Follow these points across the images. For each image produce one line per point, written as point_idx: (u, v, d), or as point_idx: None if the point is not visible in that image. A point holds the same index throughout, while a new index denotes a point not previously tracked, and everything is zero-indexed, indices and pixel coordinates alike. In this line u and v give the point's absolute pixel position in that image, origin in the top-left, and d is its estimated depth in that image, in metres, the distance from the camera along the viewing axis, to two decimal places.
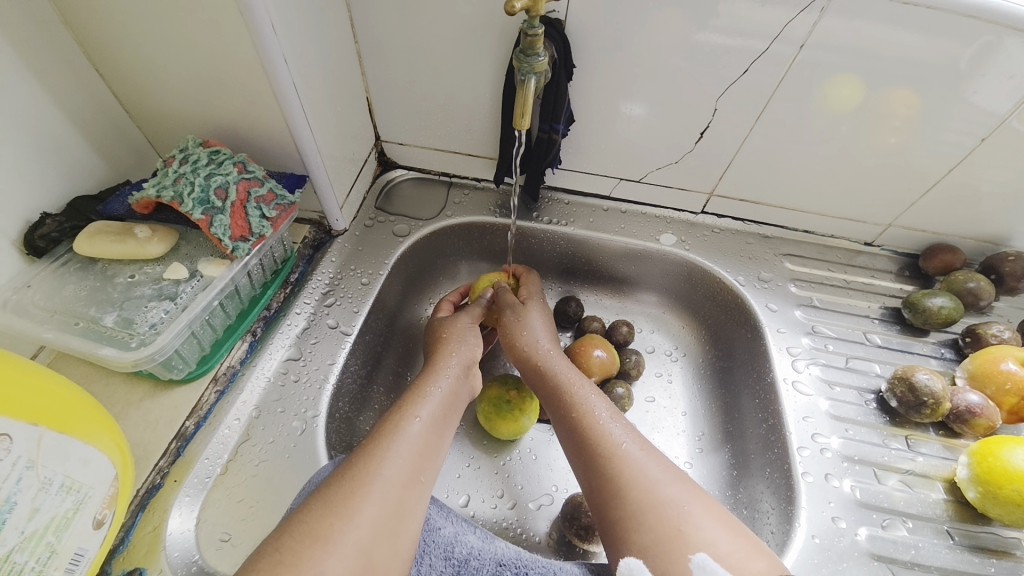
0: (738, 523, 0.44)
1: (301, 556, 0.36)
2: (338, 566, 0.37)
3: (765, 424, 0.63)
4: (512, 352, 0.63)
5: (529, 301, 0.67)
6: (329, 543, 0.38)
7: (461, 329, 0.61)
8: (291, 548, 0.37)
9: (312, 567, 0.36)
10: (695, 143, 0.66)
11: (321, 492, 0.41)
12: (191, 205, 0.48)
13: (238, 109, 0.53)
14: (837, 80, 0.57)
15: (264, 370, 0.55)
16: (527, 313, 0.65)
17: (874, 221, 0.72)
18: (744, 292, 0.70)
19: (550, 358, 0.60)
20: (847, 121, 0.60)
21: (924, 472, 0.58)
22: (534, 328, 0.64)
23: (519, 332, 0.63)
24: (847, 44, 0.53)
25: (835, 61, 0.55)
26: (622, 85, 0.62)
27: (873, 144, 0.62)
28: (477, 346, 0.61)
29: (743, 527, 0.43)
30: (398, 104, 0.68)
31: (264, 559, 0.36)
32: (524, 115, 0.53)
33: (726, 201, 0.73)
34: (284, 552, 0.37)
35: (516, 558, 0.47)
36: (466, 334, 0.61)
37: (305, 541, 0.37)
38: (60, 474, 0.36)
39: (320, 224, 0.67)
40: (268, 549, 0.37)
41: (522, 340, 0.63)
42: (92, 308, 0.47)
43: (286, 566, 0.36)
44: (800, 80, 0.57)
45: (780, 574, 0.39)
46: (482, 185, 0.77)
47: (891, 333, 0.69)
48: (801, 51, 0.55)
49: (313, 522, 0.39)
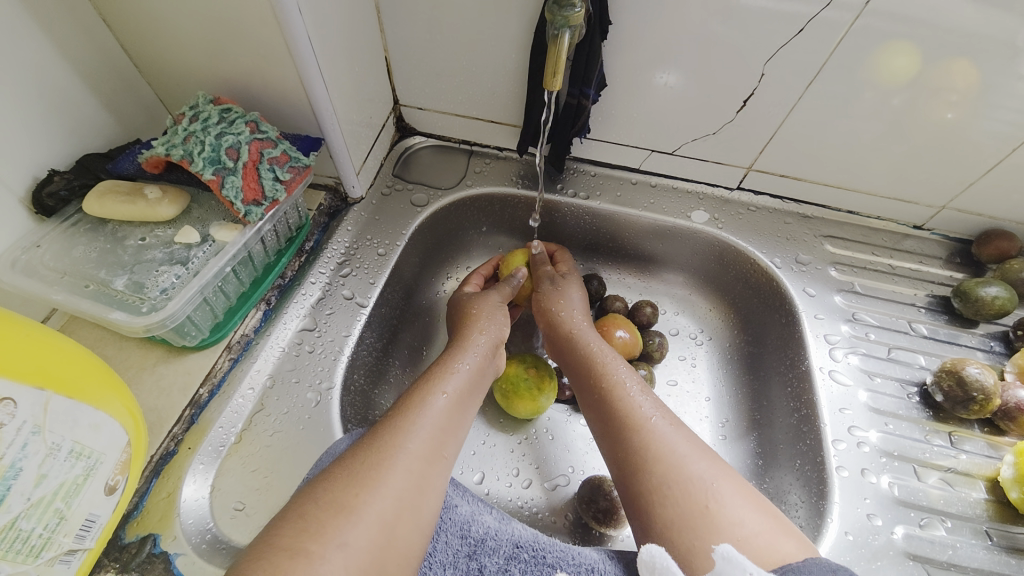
0: (765, 500, 0.42)
1: (324, 525, 0.35)
2: (360, 537, 0.36)
3: (797, 414, 0.60)
4: (548, 324, 0.61)
5: (569, 276, 0.65)
6: (353, 513, 0.36)
7: (492, 305, 0.60)
8: (314, 516, 0.36)
9: (334, 537, 0.35)
10: (735, 113, 0.61)
11: (344, 461, 0.40)
12: (201, 165, 0.46)
13: (250, 64, 0.50)
14: (890, 47, 0.51)
15: (278, 340, 0.54)
16: (567, 288, 0.63)
17: (927, 202, 0.66)
18: (780, 275, 0.66)
19: (584, 332, 0.59)
20: (901, 92, 0.55)
21: (966, 470, 0.55)
22: (572, 303, 0.62)
23: (558, 304, 0.61)
24: (916, 3, 0.47)
25: (895, 28, 0.49)
26: (659, 47, 0.56)
27: (930, 119, 0.56)
28: (506, 324, 0.59)
29: (772, 506, 0.41)
30: (418, 65, 0.64)
31: (288, 526, 0.35)
32: (556, 74, 0.50)
33: (764, 176, 0.68)
34: (307, 520, 0.35)
35: (534, 540, 0.45)
36: (496, 313, 0.59)
37: (329, 509, 0.36)
38: (68, 440, 0.36)
39: (336, 191, 0.65)
40: (291, 516, 0.36)
41: (559, 313, 0.61)
42: (103, 271, 0.46)
43: (310, 534, 0.34)
44: (860, 46, 0.51)
45: (811, 556, 0.37)
46: (504, 154, 0.73)
47: (937, 323, 0.64)
48: (864, 12, 0.49)
49: (337, 491, 0.37)
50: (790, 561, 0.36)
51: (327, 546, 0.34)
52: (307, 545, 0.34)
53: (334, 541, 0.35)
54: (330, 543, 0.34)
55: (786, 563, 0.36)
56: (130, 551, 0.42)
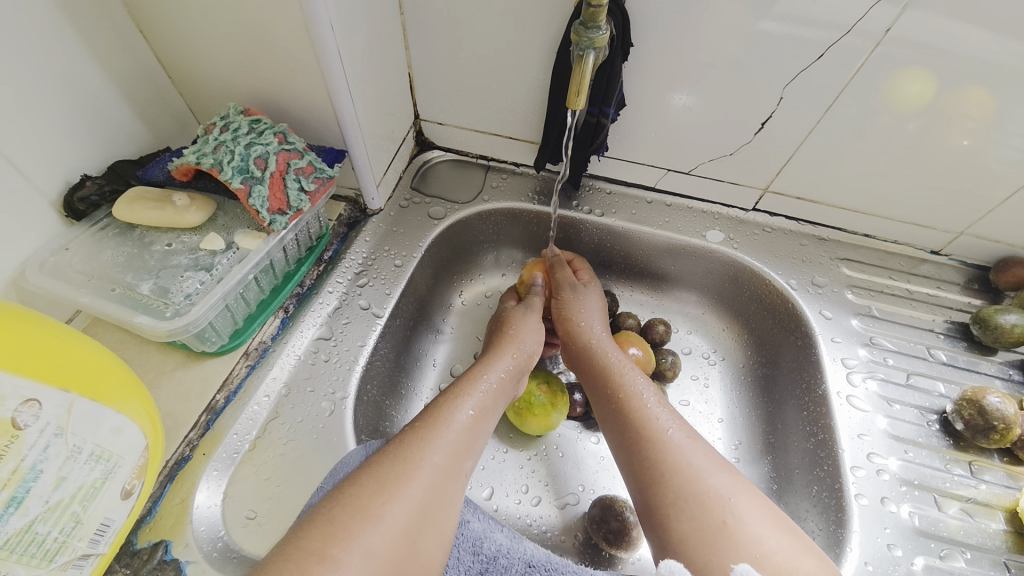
0: (784, 516, 0.42)
1: (349, 531, 0.35)
2: (384, 544, 0.36)
3: (813, 439, 0.59)
4: (568, 337, 0.61)
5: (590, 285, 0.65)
6: (378, 522, 0.36)
7: (529, 321, 0.61)
8: (341, 522, 0.36)
9: (360, 544, 0.35)
10: (753, 135, 0.61)
11: (372, 468, 0.40)
12: (230, 174, 0.47)
13: (280, 77, 0.51)
14: (905, 74, 0.52)
15: (295, 347, 0.54)
16: (585, 297, 0.63)
17: (945, 227, 0.65)
18: (796, 297, 0.66)
19: (604, 344, 0.58)
20: (916, 118, 0.55)
21: (985, 500, 0.54)
22: (592, 313, 0.62)
23: (579, 316, 0.61)
24: (934, 32, 0.48)
25: (912, 56, 0.50)
26: (676, 71, 0.58)
27: (943, 147, 0.57)
28: (537, 344, 0.59)
29: (794, 525, 0.41)
30: (440, 81, 0.65)
31: (312, 529, 0.35)
32: (579, 93, 0.51)
33: (780, 197, 0.68)
34: (335, 525, 0.35)
35: (546, 560, 0.45)
36: (532, 329, 0.60)
37: (356, 516, 0.36)
38: (89, 443, 0.36)
39: (356, 202, 0.65)
40: (318, 520, 0.36)
41: (580, 325, 0.61)
42: (129, 275, 0.47)
43: (337, 540, 0.35)
44: (875, 75, 0.52)
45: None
46: (522, 169, 0.74)
47: (956, 350, 0.64)
48: (878, 44, 0.50)
49: (363, 498, 0.37)
50: None
51: (353, 553, 0.34)
52: (332, 551, 0.34)
53: (360, 549, 0.35)
54: (355, 550, 0.34)
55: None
56: (141, 558, 0.41)
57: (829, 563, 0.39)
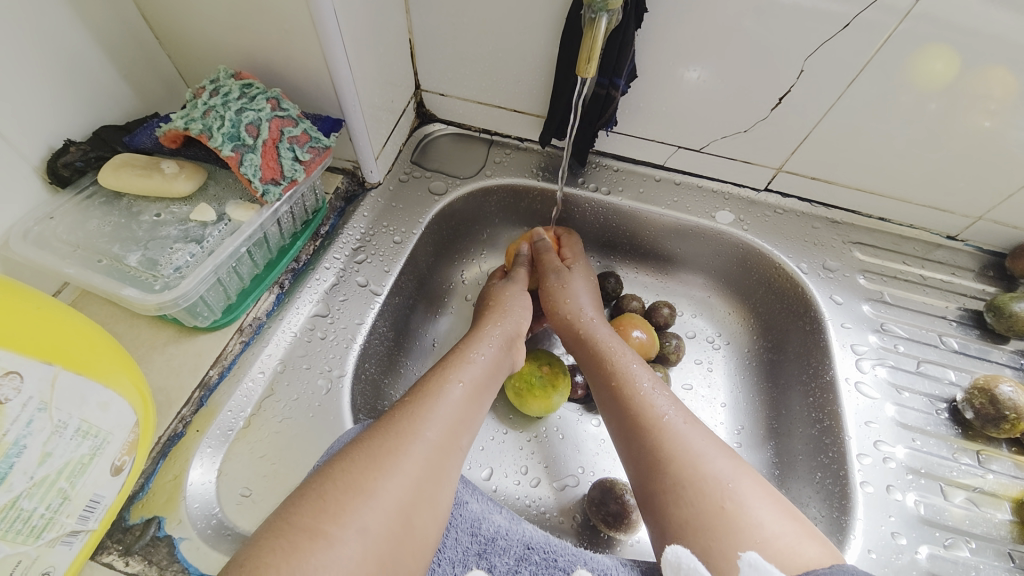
0: (786, 500, 0.41)
1: (342, 507, 0.34)
2: (379, 521, 0.35)
3: (818, 425, 0.58)
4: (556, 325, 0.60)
5: (574, 266, 0.64)
6: (372, 498, 0.35)
7: (514, 298, 0.59)
8: (335, 498, 0.35)
9: (353, 521, 0.34)
10: (768, 112, 0.59)
11: (365, 443, 0.39)
12: (220, 140, 0.44)
13: (273, 40, 0.49)
14: (928, 52, 0.49)
15: (290, 324, 0.53)
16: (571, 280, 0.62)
17: (963, 212, 0.63)
18: (806, 281, 0.64)
19: (595, 329, 0.57)
20: (937, 98, 0.52)
21: (992, 490, 0.53)
22: (580, 296, 0.61)
23: (565, 302, 0.60)
24: (960, 8, 0.45)
25: (936, 33, 0.47)
26: (690, 42, 0.54)
27: (964, 130, 0.54)
28: (525, 315, 0.58)
29: (795, 509, 0.40)
30: (442, 49, 0.62)
31: (307, 507, 0.34)
32: (589, 60, 0.48)
33: (794, 178, 0.66)
34: (327, 501, 0.35)
35: (545, 542, 0.44)
36: (518, 306, 0.59)
37: (349, 493, 0.35)
38: (75, 418, 0.35)
39: (354, 175, 0.63)
40: (311, 495, 0.35)
41: (567, 312, 0.60)
42: (116, 246, 0.45)
43: (330, 516, 0.34)
44: (899, 52, 0.49)
45: (834, 563, 0.36)
46: (526, 144, 0.71)
47: (968, 338, 0.62)
48: (903, 20, 0.47)
49: (356, 473, 0.36)
50: (812, 567, 0.35)
51: (347, 529, 0.33)
52: (326, 527, 0.33)
53: (355, 525, 0.34)
54: (349, 527, 0.34)
55: (810, 569, 0.35)
56: (134, 534, 0.41)
57: (834, 550, 0.38)
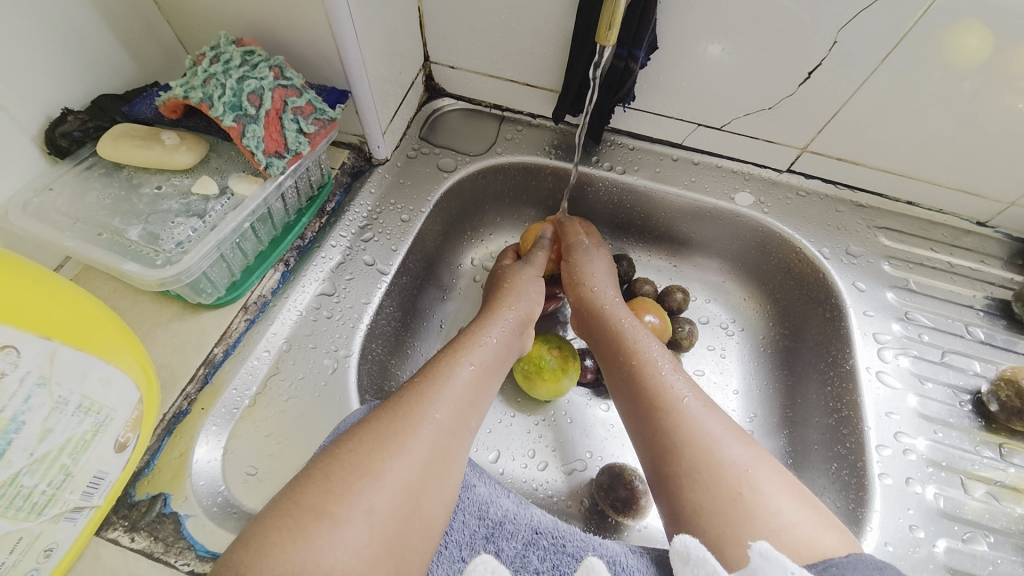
0: (804, 489, 0.39)
1: (349, 488, 0.34)
2: (385, 502, 0.34)
3: (834, 415, 0.57)
4: (578, 298, 0.58)
5: (597, 247, 0.62)
6: (379, 479, 0.35)
7: (527, 280, 0.57)
8: (340, 477, 0.34)
9: (359, 501, 0.33)
10: (795, 88, 0.55)
11: (372, 423, 0.38)
12: (221, 110, 0.43)
13: (275, 5, 0.46)
14: (967, 26, 0.45)
15: (296, 303, 0.52)
16: (594, 257, 0.60)
17: (995, 197, 0.60)
18: (828, 267, 0.62)
19: (616, 309, 0.56)
20: (978, 75, 0.49)
21: (1014, 485, 0.51)
22: (602, 276, 0.59)
23: (589, 278, 0.58)
24: None
25: (982, 3, 0.44)
26: (715, 11, 0.51)
27: (1004, 110, 0.51)
28: (537, 302, 0.56)
29: (814, 498, 0.38)
30: (452, 19, 0.59)
31: (312, 486, 0.34)
32: (611, 26, 0.46)
33: (819, 158, 0.63)
34: (332, 480, 0.34)
35: (553, 527, 0.43)
36: (529, 287, 0.57)
37: (356, 473, 0.34)
38: (77, 394, 0.34)
39: (360, 150, 0.61)
40: (316, 474, 0.34)
41: (591, 288, 0.58)
42: (117, 219, 0.44)
43: (335, 496, 0.33)
44: (941, 24, 0.46)
45: (853, 552, 0.35)
46: (538, 121, 0.68)
47: (995, 328, 0.60)
48: None
49: (363, 454, 0.36)
50: (831, 557, 0.34)
51: (352, 509, 0.33)
52: (331, 507, 0.33)
53: (360, 505, 0.33)
54: (355, 507, 0.33)
55: (828, 558, 0.34)
56: (140, 510, 0.41)
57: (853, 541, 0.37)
